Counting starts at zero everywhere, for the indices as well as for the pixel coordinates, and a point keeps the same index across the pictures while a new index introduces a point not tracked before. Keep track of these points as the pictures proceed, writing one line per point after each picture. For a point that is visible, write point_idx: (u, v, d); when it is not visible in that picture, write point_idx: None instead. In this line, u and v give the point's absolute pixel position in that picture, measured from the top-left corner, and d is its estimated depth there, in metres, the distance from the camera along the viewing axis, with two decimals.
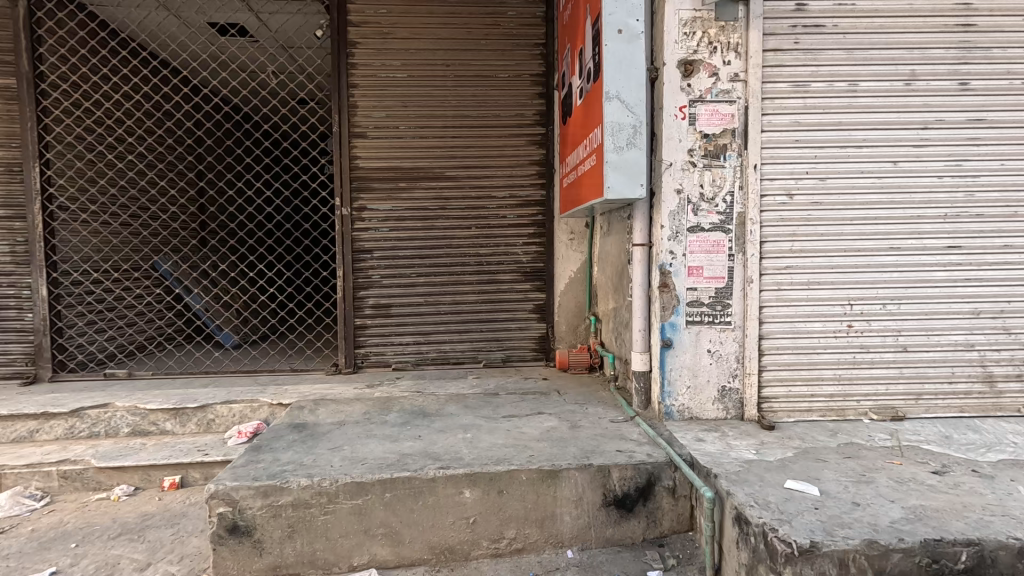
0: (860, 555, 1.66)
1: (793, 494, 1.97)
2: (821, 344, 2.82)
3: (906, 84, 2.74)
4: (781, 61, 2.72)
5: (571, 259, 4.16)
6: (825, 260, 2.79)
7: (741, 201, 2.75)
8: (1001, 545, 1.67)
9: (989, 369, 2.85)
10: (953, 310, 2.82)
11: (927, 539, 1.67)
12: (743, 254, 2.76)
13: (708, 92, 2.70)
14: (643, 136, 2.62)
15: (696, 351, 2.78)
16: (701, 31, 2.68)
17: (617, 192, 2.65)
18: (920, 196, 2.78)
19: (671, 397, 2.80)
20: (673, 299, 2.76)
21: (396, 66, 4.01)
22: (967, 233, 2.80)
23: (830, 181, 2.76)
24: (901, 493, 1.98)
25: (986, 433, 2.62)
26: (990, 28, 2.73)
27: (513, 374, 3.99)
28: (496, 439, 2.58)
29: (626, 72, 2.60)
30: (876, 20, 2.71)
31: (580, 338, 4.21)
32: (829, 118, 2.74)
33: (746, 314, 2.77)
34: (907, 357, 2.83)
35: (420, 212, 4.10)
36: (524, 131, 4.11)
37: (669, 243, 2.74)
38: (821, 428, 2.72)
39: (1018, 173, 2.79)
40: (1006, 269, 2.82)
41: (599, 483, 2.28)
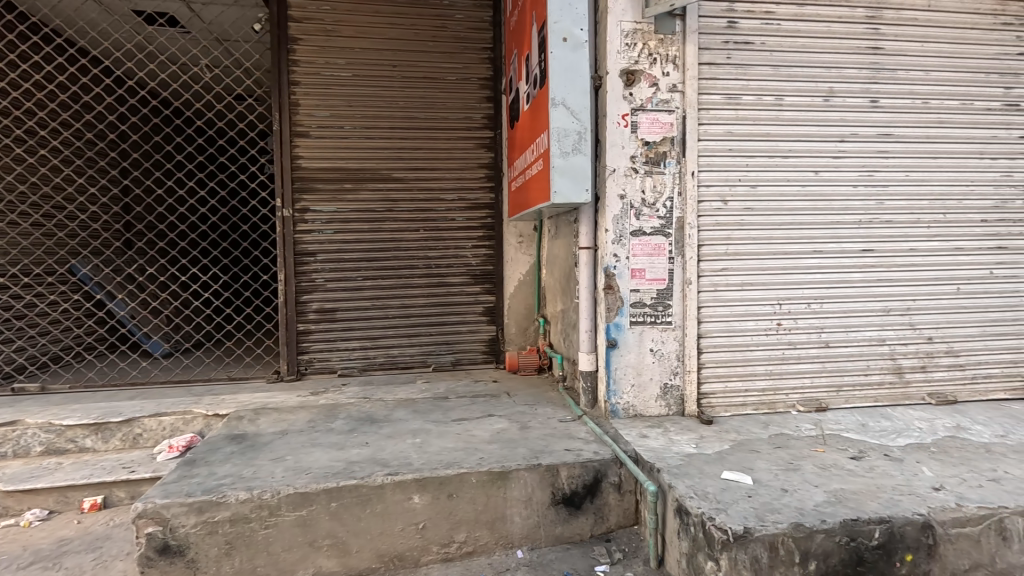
0: (788, 538, 1.77)
1: (729, 484, 2.09)
2: (754, 342, 2.99)
3: (825, 100, 2.97)
4: (716, 74, 2.88)
5: (521, 261, 4.21)
6: (757, 262, 2.97)
7: (680, 206, 2.88)
8: (908, 521, 1.84)
9: (898, 361, 3.13)
10: (867, 309, 3.07)
11: (846, 518, 1.82)
12: (682, 257, 2.89)
13: (649, 101, 2.82)
14: (587, 142, 2.70)
15: (639, 351, 2.89)
16: (641, 42, 2.79)
17: (564, 196, 2.71)
18: (838, 204, 3.02)
19: (617, 396, 2.89)
20: (617, 300, 2.85)
21: (341, 64, 3.92)
22: (878, 238, 3.07)
23: (760, 188, 2.95)
24: (824, 478, 2.13)
25: (896, 421, 2.87)
26: (896, 51, 3.01)
27: (463, 377, 3.98)
28: (445, 443, 2.57)
29: (571, 78, 2.67)
30: (798, 40, 2.93)
31: (529, 340, 4.26)
32: (759, 129, 2.92)
33: (686, 314, 2.90)
34: (829, 352, 3.06)
35: (367, 214, 4.01)
36: (473, 134, 4.12)
37: (614, 246, 2.83)
38: (754, 421, 2.89)
39: (921, 184, 3.08)
40: (912, 270, 3.10)
41: (548, 482, 2.32)
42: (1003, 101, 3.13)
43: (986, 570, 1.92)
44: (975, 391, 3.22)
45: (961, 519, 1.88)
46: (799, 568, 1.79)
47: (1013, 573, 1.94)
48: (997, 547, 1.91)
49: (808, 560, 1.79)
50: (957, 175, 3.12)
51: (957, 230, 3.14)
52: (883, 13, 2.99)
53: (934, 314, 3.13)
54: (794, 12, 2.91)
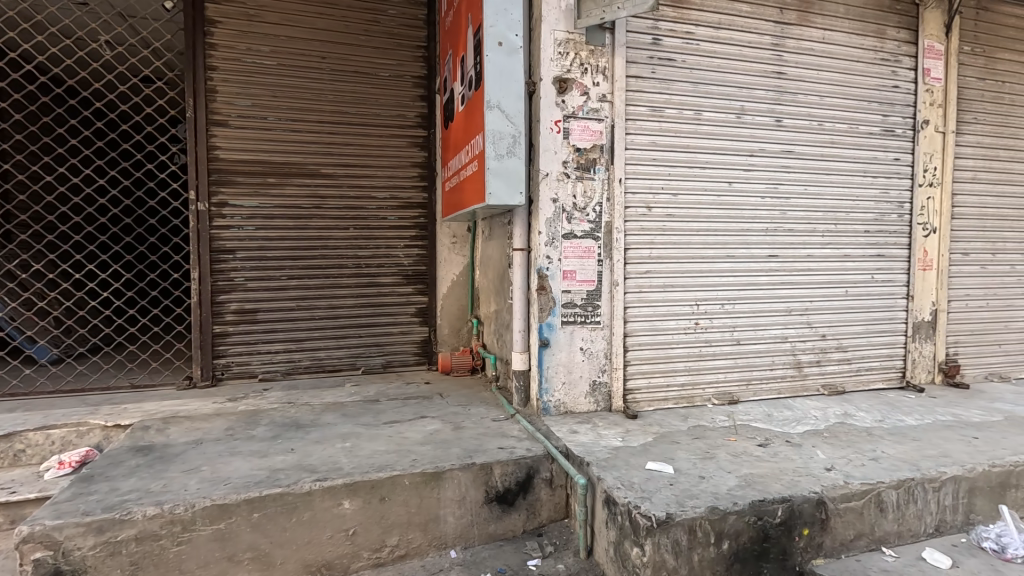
0: (704, 521, 1.91)
1: (652, 474, 2.21)
2: (675, 340, 3.19)
3: (737, 117, 3.23)
4: (641, 87, 3.04)
5: (455, 262, 4.21)
6: (677, 265, 3.17)
7: (608, 211, 3.01)
8: (805, 499, 2.05)
9: (798, 357, 3.46)
10: (772, 309, 3.38)
11: (754, 500, 1.99)
12: (610, 259, 3.03)
13: (581, 109, 2.93)
14: (521, 146, 2.76)
15: (570, 349, 2.98)
16: (573, 52, 2.90)
17: (498, 198, 2.76)
18: (748, 213, 3.29)
19: (548, 394, 2.97)
20: (549, 301, 2.93)
21: (264, 52, 3.72)
22: (782, 245, 3.38)
23: (681, 197, 3.15)
24: (735, 465, 2.32)
25: (796, 411, 3.18)
26: (796, 77, 3.34)
27: (394, 379, 3.90)
28: (377, 446, 2.51)
29: (506, 83, 2.72)
30: (714, 60, 3.16)
31: (462, 340, 4.26)
32: (680, 142, 3.13)
33: (613, 314, 3.03)
34: (740, 349, 3.33)
35: (292, 210, 3.83)
36: (406, 132, 4.05)
37: (546, 248, 2.91)
38: (675, 414, 3.08)
39: (817, 197, 3.44)
40: (809, 274, 3.45)
41: (482, 481, 2.34)
42: (882, 127, 3.57)
43: (868, 539, 2.17)
44: (860, 382, 3.63)
45: (847, 494, 2.12)
46: (714, 548, 1.93)
47: (889, 540, 2.20)
48: (876, 517, 2.17)
49: (721, 540, 1.94)
50: (846, 190, 3.51)
51: (846, 239, 3.53)
52: (786, 42, 3.30)
53: (827, 314, 3.50)
54: (710, 34, 3.14)
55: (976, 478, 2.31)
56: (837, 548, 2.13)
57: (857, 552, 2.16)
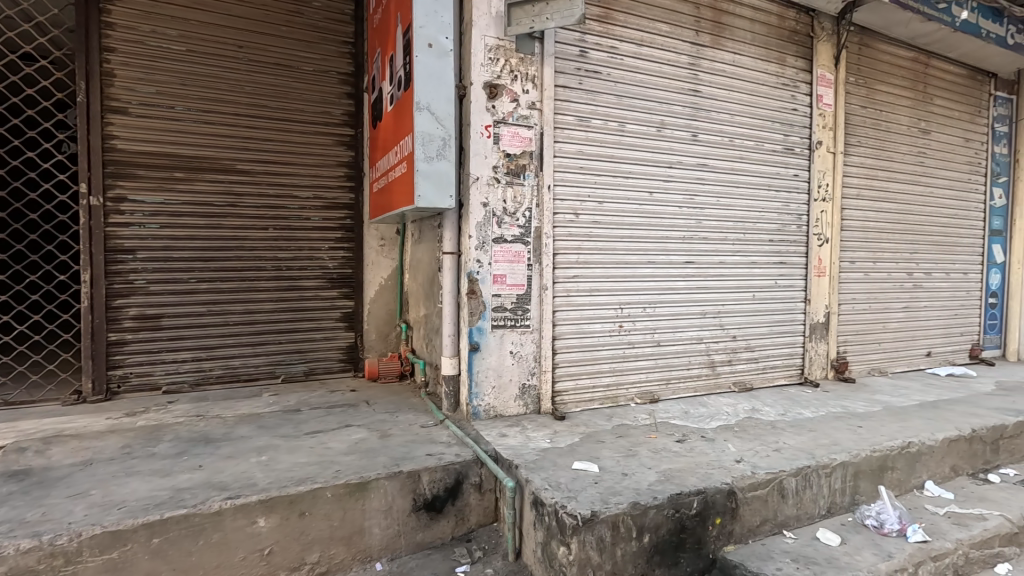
0: (626, 516, 1.99)
1: (579, 473, 2.27)
2: (600, 342, 3.30)
3: (658, 130, 3.41)
4: (569, 97, 3.13)
5: (383, 265, 4.12)
6: (603, 270, 3.28)
7: (537, 216, 3.07)
8: (717, 490, 2.19)
9: (712, 357, 3.70)
10: (689, 312, 3.59)
11: (673, 493, 2.10)
12: (539, 264, 3.08)
13: (510, 115, 2.96)
14: (452, 148, 2.75)
15: (500, 353, 3.00)
16: (504, 59, 2.93)
17: (428, 201, 2.73)
18: (667, 221, 3.48)
19: (478, 398, 2.96)
20: (479, 305, 2.93)
21: (172, 37, 3.44)
22: (697, 252, 3.60)
23: (606, 205, 3.27)
24: (656, 461, 2.43)
25: (710, 407, 3.39)
26: (710, 96, 3.58)
27: (317, 387, 3.72)
28: (297, 458, 2.38)
29: (436, 86, 2.71)
30: (636, 75, 3.32)
31: (390, 346, 4.16)
32: (605, 152, 3.25)
33: (542, 318, 3.09)
34: (660, 350, 3.50)
35: (202, 208, 3.55)
36: (332, 130, 3.90)
37: (476, 252, 2.91)
38: (600, 414, 3.18)
39: (728, 207, 3.71)
40: (721, 279, 3.70)
41: (409, 489, 2.29)
42: (783, 146, 3.91)
43: (772, 524, 2.35)
44: (765, 379, 3.94)
45: (754, 483, 2.28)
46: (636, 542, 2.01)
47: (789, 523, 2.39)
48: (779, 503, 2.35)
49: (642, 534, 2.02)
50: (753, 202, 3.80)
51: (753, 247, 3.83)
52: (701, 62, 3.54)
53: (737, 316, 3.78)
54: (633, 49, 3.30)
55: (860, 462, 2.58)
56: (746, 534, 2.28)
57: (762, 536, 2.32)
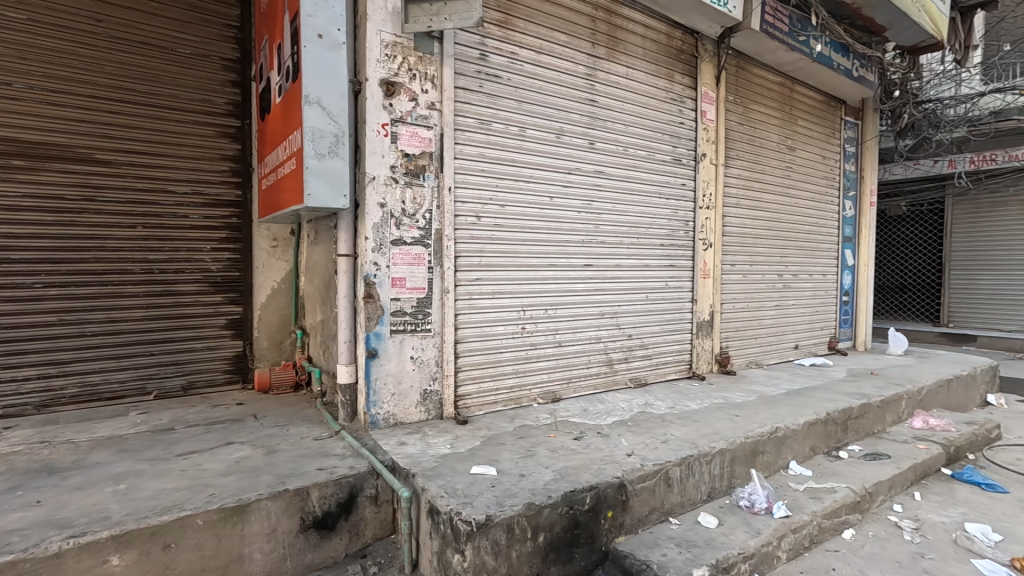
0: (521, 518, 2.00)
1: (476, 478, 2.26)
2: (503, 344, 3.32)
3: (557, 137, 3.51)
4: (469, 99, 3.12)
5: (276, 268, 3.85)
6: (505, 273, 3.31)
7: (438, 219, 3.02)
8: (608, 484, 2.28)
9: (609, 355, 3.87)
10: (588, 313, 3.73)
11: (566, 491, 2.16)
12: (441, 267, 3.03)
13: (409, 115, 2.89)
14: (345, 146, 2.63)
15: (399, 359, 2.91)
16: (401, 56, 2.86)
17: (319, 200, 2.58)
18: (566, 225, 3.59)
19: (376, 406, 2.85)
20: (378, 309, 2.82)
21: (10, 3, 2.96)
22: (595, 255, 3.75)
23: (508, 208, 3.30)
24: (552, 460, 2.49)
25: (607, 404, 3.54)
26: (606, 106, 3.75)
27: (197, 402, 3.38)
28: (164, 484, 2.13)
29: (327, 79, 2.57)
30: (536, 82, 3.39)
31: (285, 354, 3.90)
32: (506, 156, 3.28)
33: (444, 321, 3.04)
34: (561, 350, 3.60)
35: (51, 202, 3.09)
36: (214, 119, 3.57)
37: (373, 254, 2.80)
38: (503, 416, 3.19)
39: (624, 213, 3.90)
40: (617, 280, 3.89)
41: (296, 508, 2.14)
42: (672, 156, 4.20)
43: (659, 512, 2.49)
44: (658, 374, 4.20)
45: (642, 475, 2.41)
46: (531, 542, 2.03)
47: (675, 510, 2.55)
48: (665, 492, 2.50)
49: (537, 533, 2.05)
50: (646, 209, 4.04)
51: (646, 250, 4.07)
52: (597, 73, 3.69)
53: (632, 316, 3.99)
54: (533, 56, 3.36)
55: (736, 448, 2.82)
56: (635, 524, 2.40)
57: (650, 525, 2.46)
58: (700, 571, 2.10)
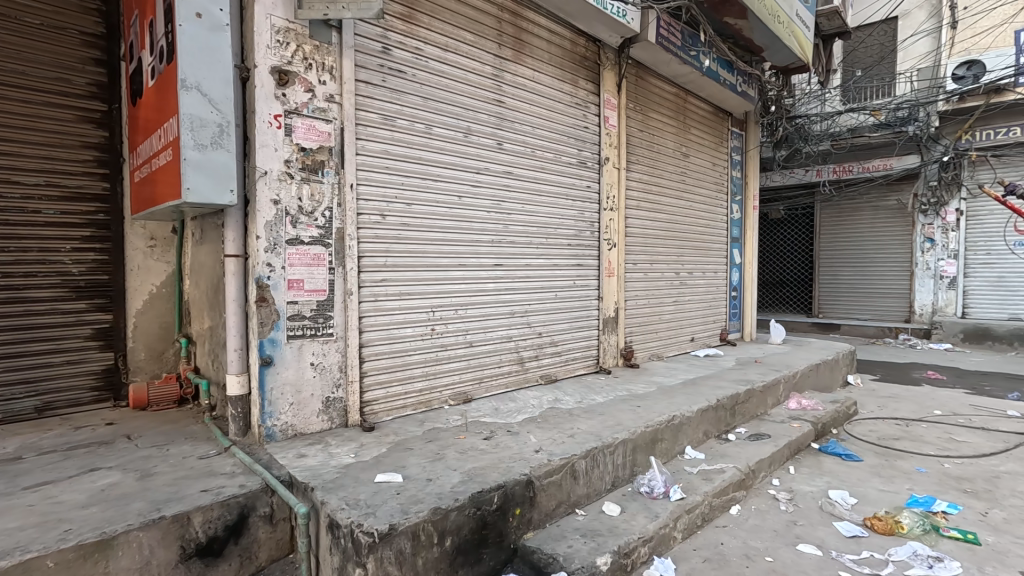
0: (426, 523, 1.96)
1: (380, 486, 2.17)
2: (412, 347, 3.23)
3: (464, 136, 3.48)
4: (372, 94, 3.00)
5: (154, 271, 3.46)
6: (413, 274, 3.23)
7: (339, 217, 2.88)
8: (516, 481, 2.30)
9: (520, 353, 3.93)
10: (498, 312, 3.74)
11: (473, 492, 2.14)
12: (343, 268, 2.89)
13: (305, 107, 2.72)
14: (231, 137, 2.42)
15: (297, 366, 2.73)
16: (294, 44, 2.68)
17: (200, 195, 2.35)
18: (476, 224, 3.58)
19: (271, 418, 2.65)
20: (272, 314, 2.63)
21: None
22: (505, 255, 3.78)
23: (414, 207, 3.22)
24: (461, 462, 2.46)
25: (518, 401, 3.58)
26: (513, 107, 3.79)
27: (55, 425, 2.94)
28: (5, 524, 1.82)
29: (208, 63, 2.34)
30: (442, 79, 3.34)
31: (167, 365, 3.53)
32: (413, 154, 3.20)
33: (347, 324, 2.91)
34: (472, 350, 3.58)
35: None
36: (73, 102, 3.13)
37: (266, 255, 2.61)
38: (412, 420, 3.11)
39: (533, 214, 3.97)
40: (527, 280, 3.95)
41: (175, 536, 1.93)
42: (578, 160, 4.34)
43: (566, 505, 2.55)
44: (568, 370, 4.33)
45: (549, 470, 2.46)
46: (438, 547, 1.99)
47: (581, 502, 2.63)
48: (571, 485, 2.57)
49: (444, 538, 2.01)
50: (554, 210, 4.14)
51: (555, 250, 4.17)
52: (504, 75, 3.72)
53: (542, 314, 4.08)
54: (438, 54, 3.31)
55: (637, 438, 2.97)
56: (543, 519, 2.44)
57: (558, 518, 2.51)
58: (603, 559, 2.18)
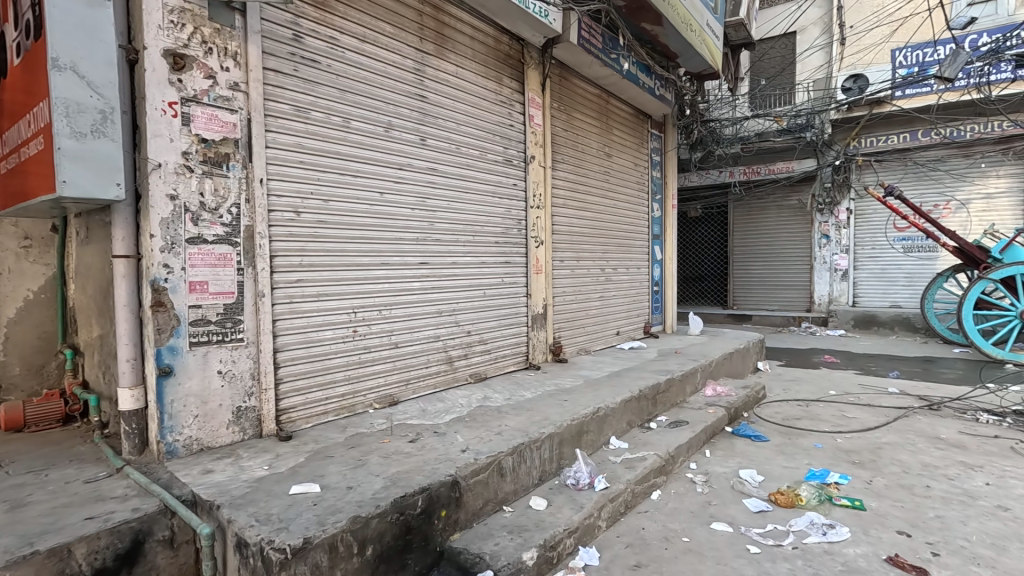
0: (345, 533, 1.87)
1: (296, 498, 2.06)
2: (332, 350, 3.09)
3: (385, 131, 3.38)
4: (283, 83, 2.84)
5: (30, 275, 3.07)
6: (332, 273, 3.09)
7: (248, 214, 2.69)
8: (441, 483, 2.26)
9: (449, 352, 3.88)
10: (425, 312, 3.67)
11: (396, 497, 2.08)
12: (253, 268, 2.71)
13: (205, 95, 2.52)
14: (115, 125, 2.19)
15: (203, 375, 2.52)
16: (190, 25, 2.47)
17: (79, 188, 2.10)
18: (400, 222, 3.49)
19: (173, 432, 2.43)
20: (171, 319, 2.41)
21: None
22: (431, 253, 3.71)
23: (332, 204, 3.09)
24: (385, 466, 2.39)
25: (447, 402, 3.54)
26: (437, 102, 3.73)
27: None
28: None
29: (86, 41, 2.09)
30: (360, 71, 3.22)
31: (47, 380, 3.17)
32: (329, 148, 3.06)
33: (260, 329, 2.73)
34: (398, 351, 3.49)
35: None
36: None
37: (163, 255, 2.38)
38: (334, 426, 2.98)
39: (459, 212, 3.94)
40: (455, 278, 3.91)
41: (51, 572, 1.71)
42: (503, 158, 4.35)
43: (493, 502, 2.55)
44: (497, 368, 4.34)
45: (475, 469, 2.44)
46: (359, 557, 1.91)
47: (508, 498, 2.64)
48: (498, 483, 2.57)
49: (365, 547, 1.94)
50: (480, 208, 4.13)
51: (482, 248, 4.16)
52: (426, 69, 3.65)
53: (470, 312, 4.05)
54: (355, 44, 3.18)
55: (564, 431, 3.02)
56: (470, 519, 2.42)
57: (485, 517, 2.50)
58: (529, 554, 2.20)
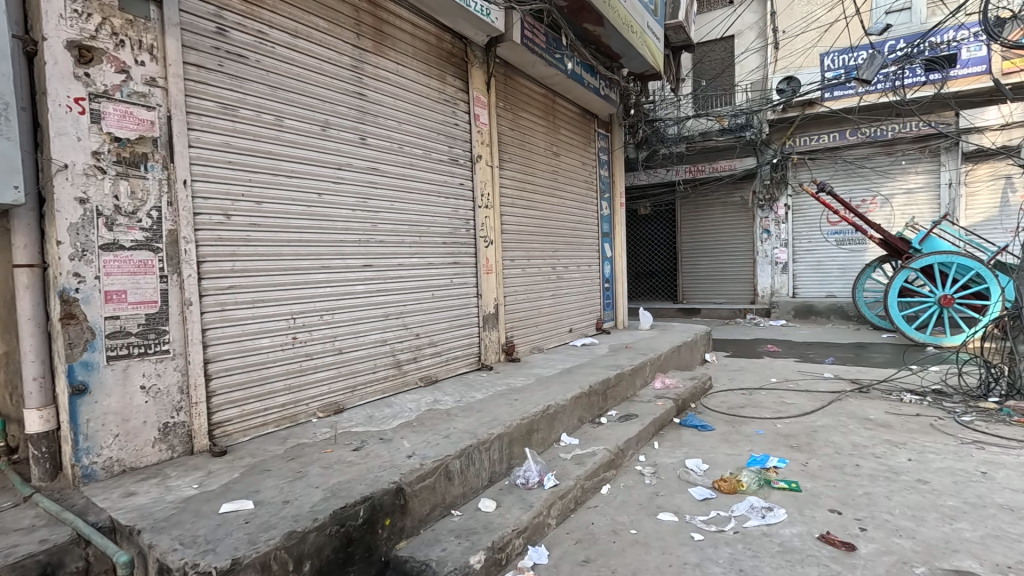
0: (279, 550, 1.78)
1: (226, 517, 1.95)
2: (269, 359, 2.96)
3: (321, 129, 3.26)
4: (206, 79, 2.68)
5: None
6: (267, 279, 2.96)
7: (170, 217, 2.53)
8: (384, 491, 2.19)
9: (397, 356, 3.79)
10: (371, 315, 3.58)
11: (335, 509, 2.00)
12: (178, 275, 2.55)
13: (117, 90, 2.35)
14: (11, 123, 2.00)
15: (123, 391, 2.35)
16: (97, 15, 2.29)
17: None
18: (341, 224, 3.38)
19: (89, 455, 2.25)
20: (85, 332, 2.23)
21: None
22: (374, 255, 3.62)
23: (265, 206, 2.95)
24: (324, 477, 2.30)
25: (395, 406, 3.45)
26: (376, 101, 3.64)
27: None
28: None
29: None
30: (292, 68, 3.10)
31: None
32: (260, 147, 2.93)
33: (188, 339, 2.57)
34: (342, 356, 3.38)
35: None
36: None
37: (73, 263, 2.20)
38: (273, 438, 2.85)
39: (404, 212, 3.86)
40: (402, 279, 3.83)
41: None
42: (448, 157, 4.30)
43: (441, 507, 2.50)
44: (448, 370, 4.28)
45: (421, 474, 2.39)
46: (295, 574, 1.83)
47: (457, 502, 2.60)
48: (445, 487, 2.52)
49: (302, 564, 1.85)
50: (426, 207, 4.06)
51: (429, 248, 4.09)
52: (363, 67, 3.55)
53: (418, 315, 3.98)
54: (286, 40, 3.06)
55: (513, 431, 3.01)
56: (416, 526, 2.36)
57: (433, 522, 2.46)
58: (476, 557, 2.17)
